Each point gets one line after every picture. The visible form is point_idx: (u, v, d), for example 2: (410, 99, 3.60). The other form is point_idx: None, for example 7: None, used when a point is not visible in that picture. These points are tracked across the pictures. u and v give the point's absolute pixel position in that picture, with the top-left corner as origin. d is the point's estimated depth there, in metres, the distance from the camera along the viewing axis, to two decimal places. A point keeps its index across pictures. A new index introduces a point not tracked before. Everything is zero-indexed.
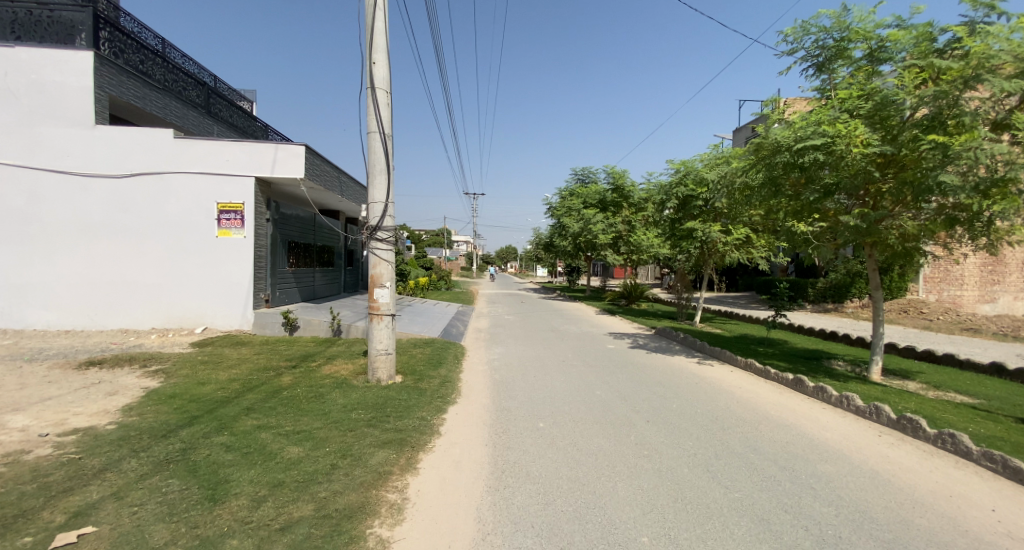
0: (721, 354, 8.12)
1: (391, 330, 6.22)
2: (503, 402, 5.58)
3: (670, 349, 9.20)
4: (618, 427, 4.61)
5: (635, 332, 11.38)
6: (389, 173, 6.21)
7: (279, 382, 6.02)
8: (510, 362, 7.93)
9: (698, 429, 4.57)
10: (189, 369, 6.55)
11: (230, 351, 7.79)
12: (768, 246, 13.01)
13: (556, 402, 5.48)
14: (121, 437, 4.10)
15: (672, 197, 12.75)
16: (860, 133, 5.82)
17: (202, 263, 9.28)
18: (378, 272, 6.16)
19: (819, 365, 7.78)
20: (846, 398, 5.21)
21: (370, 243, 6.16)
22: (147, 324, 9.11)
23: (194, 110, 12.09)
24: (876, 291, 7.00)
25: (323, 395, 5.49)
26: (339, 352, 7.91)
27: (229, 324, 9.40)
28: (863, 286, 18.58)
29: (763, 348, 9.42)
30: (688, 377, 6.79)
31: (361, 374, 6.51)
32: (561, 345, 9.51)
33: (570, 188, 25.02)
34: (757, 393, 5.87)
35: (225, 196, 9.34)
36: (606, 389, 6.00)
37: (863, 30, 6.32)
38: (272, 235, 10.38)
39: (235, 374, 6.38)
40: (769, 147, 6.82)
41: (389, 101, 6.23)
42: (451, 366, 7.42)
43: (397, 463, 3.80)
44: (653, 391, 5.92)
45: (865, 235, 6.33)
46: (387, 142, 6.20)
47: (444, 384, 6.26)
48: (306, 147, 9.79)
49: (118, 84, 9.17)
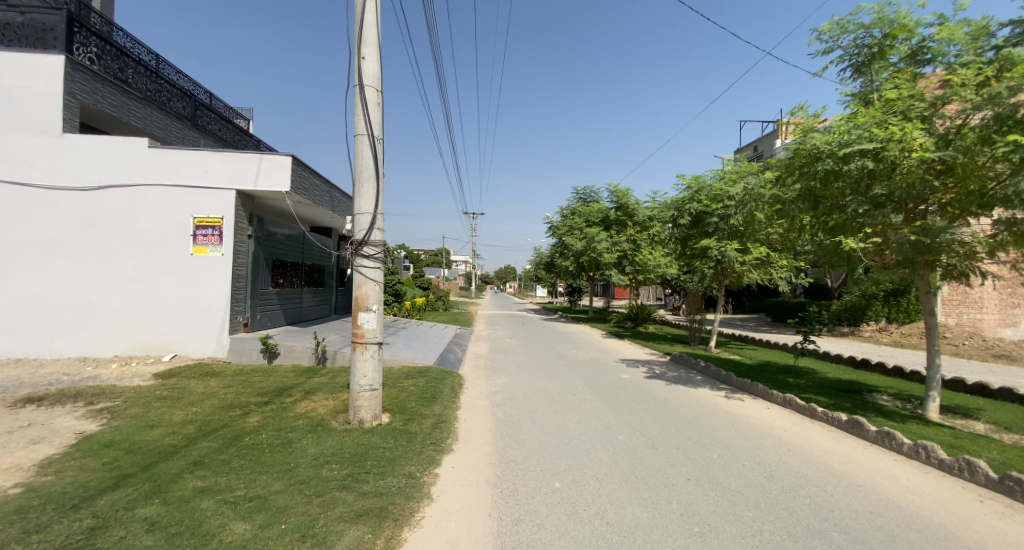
0: (752, 388, 7.17)
1: (377, 361, 5.34)
2: (508, 451, 4.65)
3: (691, 380, 8.23)
4: (655, 489, 3.70)
5: (648, 359, 10.44)
6: (379, 181, 5.45)
7: (243, 424, 5.09)
8: (513, 396, 6.98)
9: (754, 492, 3.66)
10: (142, 407, 5.61)
11: (196, 383, 6.84)
12: (789, 267, 12.18)
13: (572, 451, 4.57)
14: (19, 509, 3.16)
15: (684, 214, 11.90)
16: (917, 136, 5.06)
17: (174, 283, 8.41)
18: (363, 293, 5.32)
19: (863, 400, 6.90)
20: (923, 448, 4.32)
21: (354, 260, 5.33)
22: (109, 352, 8.16)
23: (179, 122, 11.46)
24: (930, 317, 6.18)
25: (292, 442, 4.56)
26: (320, 385, 6.99)
27: (201, 351, 8.46)
28: (878, 309, 17.66)
29: (793, 379, 8.53)
30: (722, 416, 5.86)
31: (342, 413, 5.57)
32: (570, 375, 8.55)
33: (571, 207, 24.40)
34: (811, 439, 4.96)
35: (203, 211, 8.55)
36: (629, 433, 5.07)
37: (908, 27, 5.70)
38: (255, 253, 9.55)
39: (195, 413, 5.46)
40: (807, 154, 6.08)
41: (380, 101, 5.51)
42: (447, 401, 6.49)
43: (372, 548, 2.88)
44: (686, 436, 4.99)
45: (924, 253, 5.52)
46: (376, 146, 5.46)
47: (438, 426, 5.33)
48: (293, 158, 9.10)
49: (92, 91, 8.54)
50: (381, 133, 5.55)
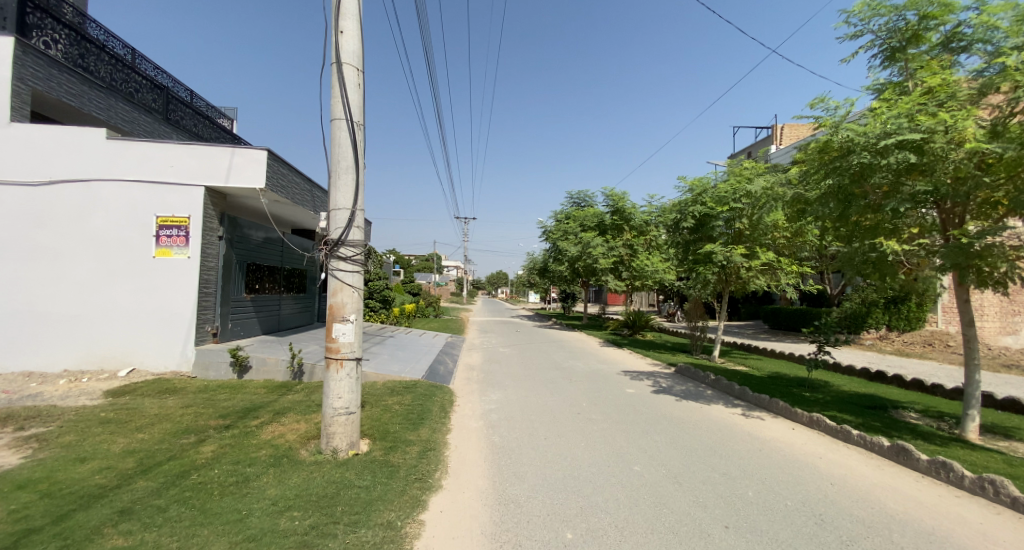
0: (772, 405, 6.55)
1: (355, 380, 4.62)
2: (508, 489, 3.95)
3: (701, 395, 7.59)
4: (690, 542, 3.02)
5: (652, 371, 9.80)
6: (359, 171, 4.76)
7: (195, 455, 4.31)
8: (510, 416, 6.29)
9: (808, 544, 3.01)
10: (79, 433, 4.80)
11: (151, 402, 6.03)
12: (795, 273, 11.70)
13: (585, 489, 3.88)
14: None
15: (688, 217, 11.33)
16: (969, 125, 4.53)
17: (134, 290, 7.56)
18: (339, 301, 4.60)
19: (893, 419, 6.32)
20: (992, 483, 3.70)
21: (329, 262, 4.63)
22: (58, 367, 7.23)
23: (148, 115, 10.65)
24: (968, 328, 5.65)
25: (249, 480, 3.80)
26: (292, 405, 6.21)
27: (163, 365, 7.60)
28: (879, 316, 17.34)
29: (810, 393, 7.95)
30: (746, 440, 5.21)
31: (314, 441, 4.82)
32: (571, 390, 7.87)
33: (564, 211, 23.85)
34: (858, 472, 4.33)
35: (167, 209, 7.76)
36: (646, 464, 4.41)
37: (946, 8, 5.24)
38: (227, 256, 8.76)
39: (141, 441, 4.66)
40: (838, 148, 5.51)
41: (360, 81, 4.81)
42: (435, 424, 5.77)
43: None
44: (712, 467, 4.32)
45: (972, 258, 4.95)
46: (357, 132, 4.77)
47: (424, 457, 4.60)
48: (268, 153, 8.35)
49: (47, 78, 7.74)
50: (362, 118, 4.86)
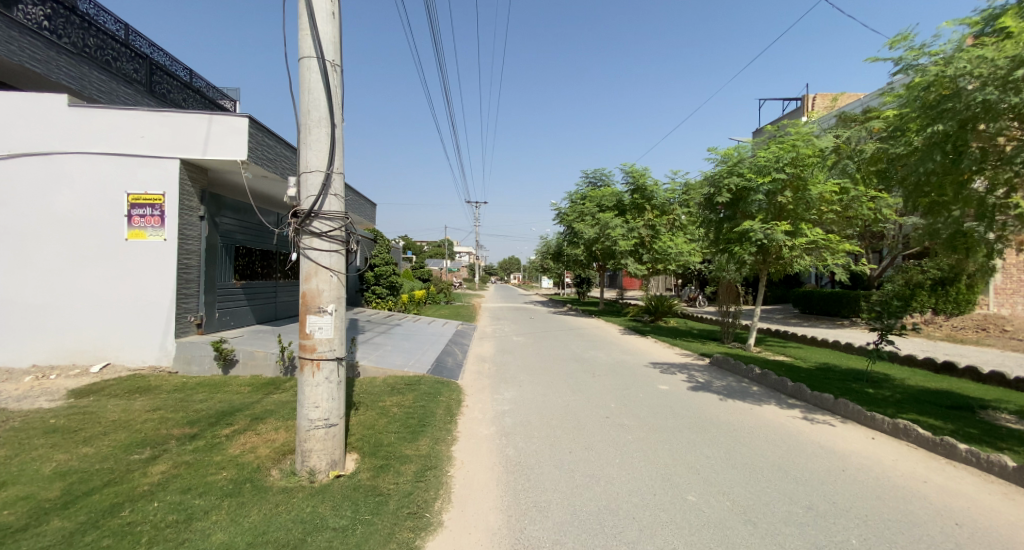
0: (839, 407, 5.52)
1: (335, 386, 3.72)
2: (526, 529, 3.03)
3: (748, 392, 6.55)
4: None
5: (684, 363, 8.78)
6: (335, 126, 3.79)
7: (140, 479, 3.47)
8: (527, 421, 5.40)
9: None
10: (15, 446, 4.01)
11: (115, 405, 5.25)
12: (843, 253, 10.43)
13: (630, 534, 2.90)
14: None
15: (722, 190, 10.12)
16: None
17: (106, 276, 6.79)
18: (314, 289, 3.68)
19: (991, 425, 5.21)
20: None
21: (300, 240, 3.69)
22: (26, 362, 6.54)
23: (128, 87, 9.79)
24: None
25: (195, 518, 2.94)
26: (275, 408, 5.37)
27: (140, 359, 6.87)
28: (925, 299, 15.71)
29: (873, 389, 6.86)
30: (821, 456, 4.20)
31: (288, 458, 3.96)
32: (595, 386, 6.92)
33: (580, 192, 22.58)
34: (986, 506, 3.29)
35: (139, 186, 6.92)
36: (702, 491, 3.47)
37: None
38: (209, 239, 7.93)
39: (84, 457, 3.86)
40: (952, 88, 4.34)
41: (335, 8, 3.78)
42: (438, 432, 4.89)
43: None
44: (790, 498, 3.34)
45: None
46: (331, 75, 3.77)
47: (421, 480, 3.70)
48: (250, 121, 7.43)
49: (5, 41, 6.90)
50: (338, 56, 3.84)
